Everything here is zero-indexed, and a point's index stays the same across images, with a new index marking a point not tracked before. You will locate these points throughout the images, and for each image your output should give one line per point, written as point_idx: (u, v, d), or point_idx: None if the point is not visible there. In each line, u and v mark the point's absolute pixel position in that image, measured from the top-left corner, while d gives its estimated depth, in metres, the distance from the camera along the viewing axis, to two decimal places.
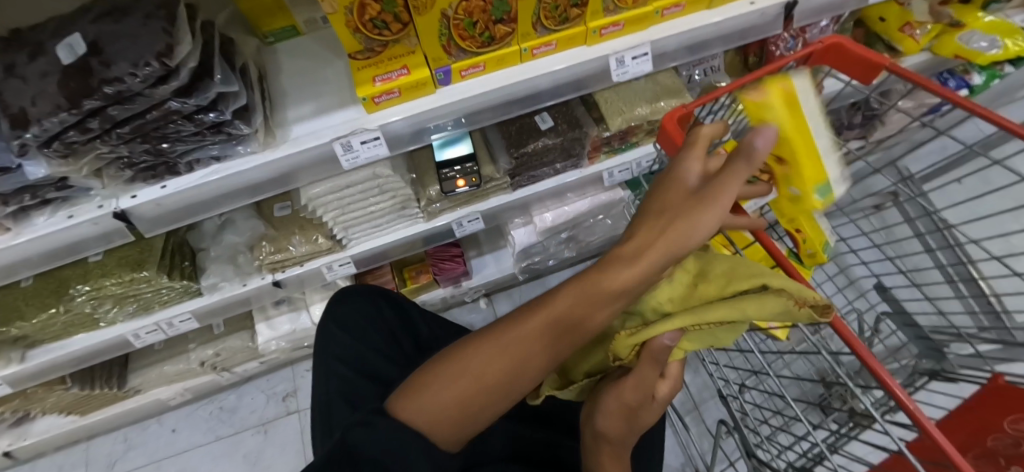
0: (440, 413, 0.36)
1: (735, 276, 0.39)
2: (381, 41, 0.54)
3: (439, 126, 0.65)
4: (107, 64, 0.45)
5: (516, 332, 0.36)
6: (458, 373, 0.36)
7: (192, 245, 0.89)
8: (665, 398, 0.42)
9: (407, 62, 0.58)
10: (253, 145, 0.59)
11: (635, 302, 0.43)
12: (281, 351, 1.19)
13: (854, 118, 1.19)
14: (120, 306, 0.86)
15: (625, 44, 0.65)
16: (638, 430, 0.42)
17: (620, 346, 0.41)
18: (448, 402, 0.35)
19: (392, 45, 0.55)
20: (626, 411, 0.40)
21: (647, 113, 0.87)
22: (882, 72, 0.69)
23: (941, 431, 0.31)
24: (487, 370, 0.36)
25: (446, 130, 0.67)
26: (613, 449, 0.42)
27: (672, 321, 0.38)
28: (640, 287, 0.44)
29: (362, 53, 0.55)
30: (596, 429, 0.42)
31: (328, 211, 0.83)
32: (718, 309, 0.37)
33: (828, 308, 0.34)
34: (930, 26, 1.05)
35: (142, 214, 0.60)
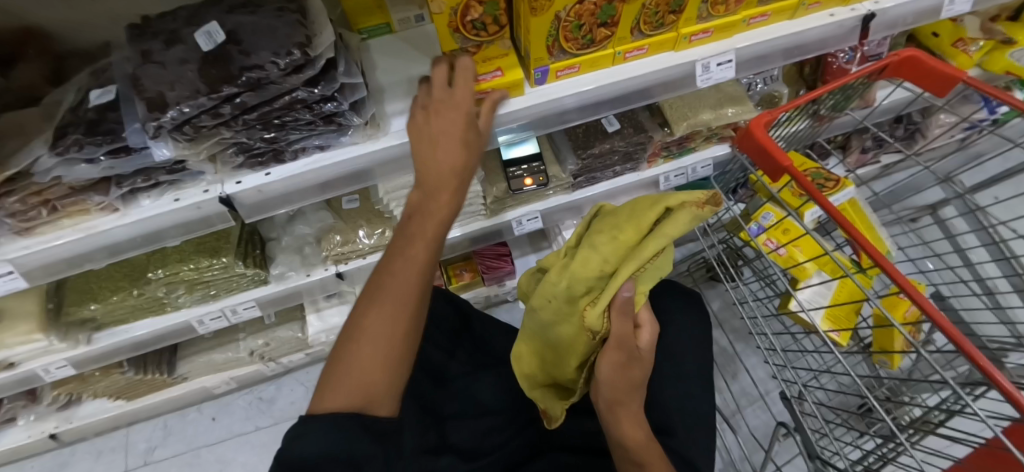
0: (376, 386, 0.40)
1: (640, 217, 0.56)
2: (477, 41, 0.57)
3: (506, 129, 0.67)
4: (249, 53, 0.48)
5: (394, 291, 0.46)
6: (374, 343, 0.42)
7: (262, 233, 0.93)
8: (645, 343, 0.56)
9: (500, 63, 0.61)
10: (357, 136, 0.61)
11: (579, 284, 0.55)
12: (328, 344, 1.20)
13: (898, 131, 1.21)
14: (191, 292, 0.88)
15: (712, 51, 0.67)
16: (634, 374, 0.52)
17: (592, 319, 0.53)
18: (366, 365, 0.40)
19: (486, 46, 0.59)
20: (622, 367, 0.51)
21: (711, 119, 0.88)
22: (958, 86, 0.71)
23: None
24: (385, 328, 0.43)
25: (512, 131, 0.68)
26: (627, 406, 0.51)
27: (621, 278, 0.52)
28: (575, 272, 0.55)
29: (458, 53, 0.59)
30: (608, 391, 0.51)
31: (399, 206, 0.84)
32: (649, 246, 0.53)
33: (711, 197, 0.55)
34: (983, 42, 1.07)
35: (244, 199, 0.62)
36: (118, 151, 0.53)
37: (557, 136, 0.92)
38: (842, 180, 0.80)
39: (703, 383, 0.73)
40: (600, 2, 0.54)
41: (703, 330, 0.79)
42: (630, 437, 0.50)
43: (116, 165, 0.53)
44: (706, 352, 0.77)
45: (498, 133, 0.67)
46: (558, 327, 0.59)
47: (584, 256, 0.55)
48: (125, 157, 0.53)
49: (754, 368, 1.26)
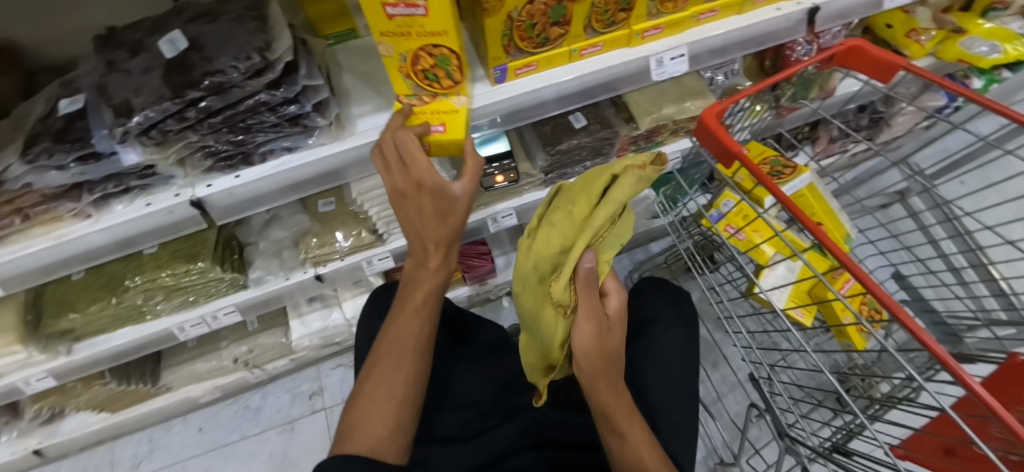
0: (381, 441, 0.51)
1: (591, 182, 0.57)
2: (428, 90, 0.61)
3: (476, 127, 0.70)
4: (211, 58, 0.50)
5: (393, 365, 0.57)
6: (381, 399, 0.54)
7: (240, 239, 0.94)
8: (614, 310, 0.55)
9: (445, 119, 0.62)
10: (323, 137, 0.63)
11: (539, 260, 0.54)
12: (312, 348, 1.21)
13: (862, 120, 1.25)
14: (169, 298, 0.89)
15: (664, 46, 0.70)
16: (609, 351, 0.52)
17: (558, 291, 0.51)
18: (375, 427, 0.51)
19: (438, 99, 0.62)
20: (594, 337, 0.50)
21: (674, 113, 0.92)
22: (901, 71, 0.74)
23: (985, 391, 0.42)
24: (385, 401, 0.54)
25: (481, 129, 0.72)
26: (605, 378, 0.52)
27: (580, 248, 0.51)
28: (535, 249, 0.54)
29: (411, 100, 0.63)
30: (587, 367, 0.51)
31: (374, 206, 0.86)
32: (603, 211, 0.53)
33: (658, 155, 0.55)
34: (934, 32, 1.12)
35: (215, 202, 0.64)
36: (87, 157, 0.54)
37: (526, 133, 0.94)
38: (799, 167, 0.83)
39: (671, 368, 0.75)
40: (549, 2, 0.57)
41: (673, 316, 0.81)
42: (626, 429, 0.54)
43: (85, 171, 0.55)
44: (675, 337, 0.78)
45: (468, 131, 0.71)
46: (540, 316, 0.56)
47: (544, 235, 0.55)
48: (94, 163, 0.55)
49: (733, 355, 1.29)
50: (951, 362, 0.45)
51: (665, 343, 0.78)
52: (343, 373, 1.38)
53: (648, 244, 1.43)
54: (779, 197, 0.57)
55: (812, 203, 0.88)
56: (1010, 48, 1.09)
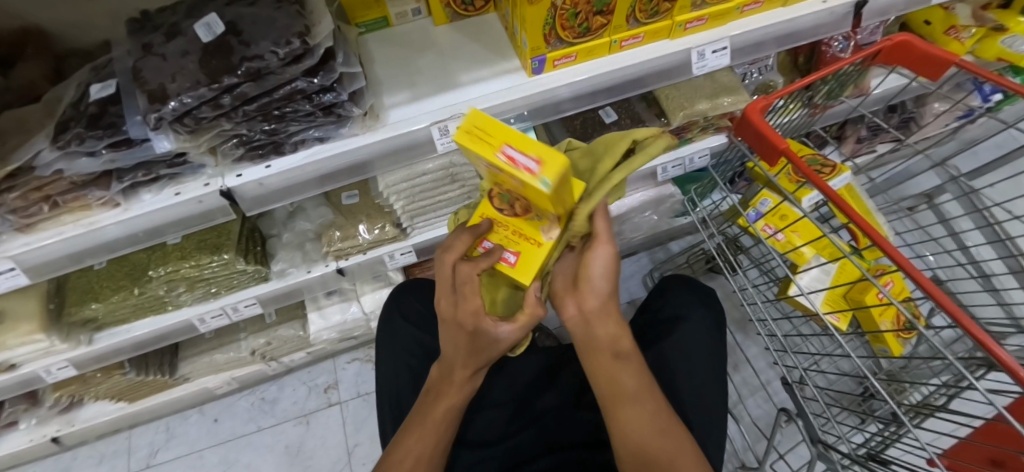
0: None
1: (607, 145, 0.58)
2: (511, 209, 0.54)
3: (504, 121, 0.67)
4: (249, 43, 0.48)
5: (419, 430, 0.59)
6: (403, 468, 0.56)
7: (263, 231, 0.93)
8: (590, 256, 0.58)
9: (519, 248, 0.54)
10: (355, 128, 0.61)
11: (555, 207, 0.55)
12: (330, 342, 1.20)
13: (892, 120, 1.23)
14: (191, 290, 0.88)
15: (707, 39, 0.68)
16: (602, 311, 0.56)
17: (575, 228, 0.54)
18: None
19: (522, 221, 0.55)
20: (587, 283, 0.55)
21: (707, 109, 0.89)
22: (950, 68, 0.72)
23: None
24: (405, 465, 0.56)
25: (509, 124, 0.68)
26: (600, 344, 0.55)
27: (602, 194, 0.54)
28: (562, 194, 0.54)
29: (501, 208, 0.55)
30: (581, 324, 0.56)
31: (400, 200, 0.85)
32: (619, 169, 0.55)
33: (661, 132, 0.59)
34: (975, 29, 1.08)
35: (245, 192, 0.62)
36: (119, 144, 0.53)
37: (554, 127, 0.92)
38: (838, 166, 0.81)
39: (704, 370, 0.73)
40: None
41: (705, 315, 0.78)
42: (635, 414, 0.52)
43: (117, 158, 0.54)
44: (708, 338, 0.76)
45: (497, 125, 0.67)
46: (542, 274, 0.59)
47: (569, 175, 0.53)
48: (126, 150, 0.53)
49: (754, 357, 1.26)
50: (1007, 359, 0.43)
51: (701, 345, 0.75)
52: (359, 368, 1.37)
53: (668, 244, 1.41)
54: (828, 192, 0.56)
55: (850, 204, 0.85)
56: None
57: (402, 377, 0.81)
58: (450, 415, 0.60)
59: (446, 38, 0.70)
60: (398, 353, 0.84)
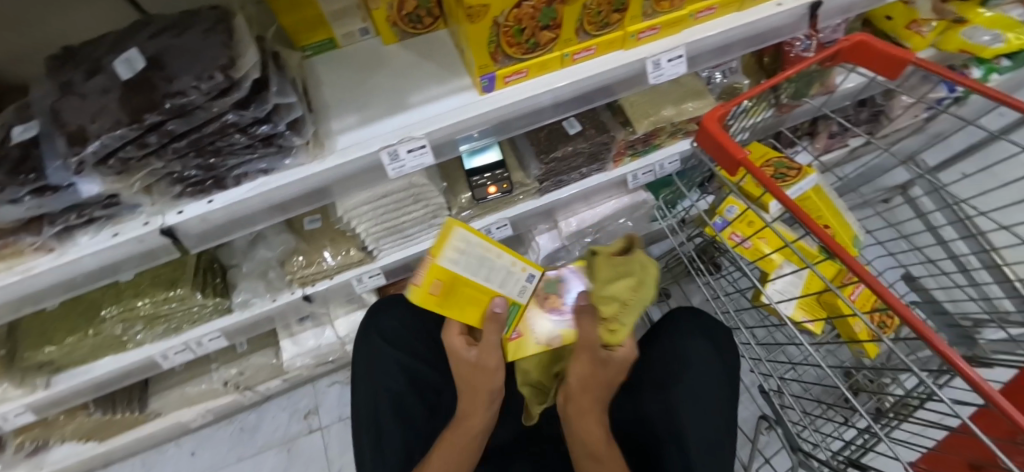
0: None
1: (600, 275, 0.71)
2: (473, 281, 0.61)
3: (467, 136, 0.65)
4: (170, 79, 0.46)
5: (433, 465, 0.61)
6: None
7: (223, 261, 0.89)
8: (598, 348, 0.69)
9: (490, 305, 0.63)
10: (301, 157, 0.59)
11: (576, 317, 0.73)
12: (306, 367, 1.17)
13: (863, 114, 1.22)
14: (150, 327, 0.85)
15: (661, 48, 0.66)
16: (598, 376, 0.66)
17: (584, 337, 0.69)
18: None
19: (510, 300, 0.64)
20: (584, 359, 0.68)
21: (672, 115, 0.88)
22: (909, 66, 0.71)
23: (1007, 401, 0.38)
24: None
25: (473, 138, 0.66)
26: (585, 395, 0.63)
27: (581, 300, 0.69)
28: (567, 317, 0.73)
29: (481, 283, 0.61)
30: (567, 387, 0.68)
31: (362, 223, 0.82)
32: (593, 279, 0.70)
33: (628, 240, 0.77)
34: (935, 23, 1.09)
35: (188, 229, 0.60)
36: (43, 189, 0.50)
37: (518, 141, 0.90)
38: (804, 169, 0.80)
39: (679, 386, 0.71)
40: (538, 5, 0.53)
41: (681, 327, 0.78)
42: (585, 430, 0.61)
43: (43, 203, 0.51)
44: (683, 352, 0.74)
45: (458, 143, 0.65)
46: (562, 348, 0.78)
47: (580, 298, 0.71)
48: (52, 194, 0.50)
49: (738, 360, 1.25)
50: (966, 368, 0.41)
51: (674, 359, 0.74)
52: (340, 390, 1.34)
53: (648, 248, 1.40)
54: (782, 196, 0.55)
55: (819, 205, 0.84)
56: (1013, 37, 1.07)
57: (380, 396, 0.77)
58: (462, 454, 0.62)
59: (396, 56, 0.68)
60: (377, 377, 0.79)
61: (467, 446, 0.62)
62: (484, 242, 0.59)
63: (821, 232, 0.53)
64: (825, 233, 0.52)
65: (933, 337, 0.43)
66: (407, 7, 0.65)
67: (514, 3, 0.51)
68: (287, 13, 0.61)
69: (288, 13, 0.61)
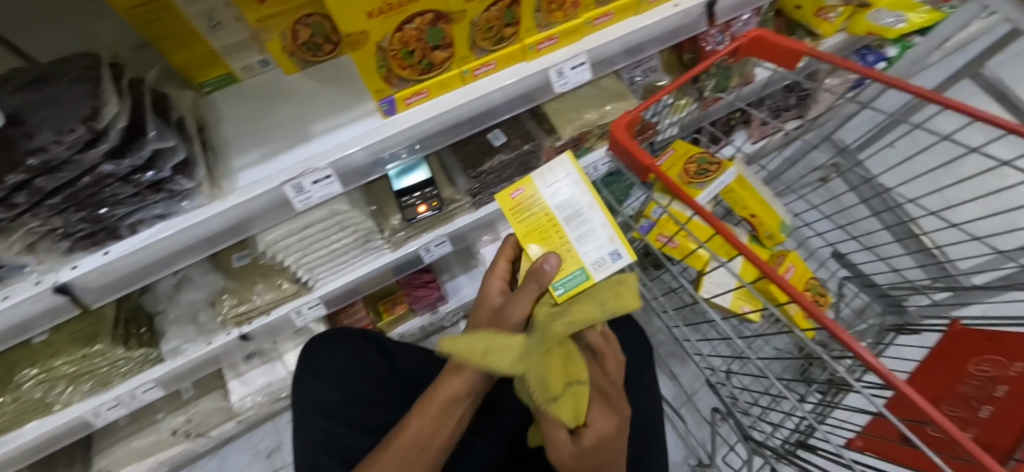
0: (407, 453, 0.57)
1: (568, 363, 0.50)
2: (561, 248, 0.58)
3: (394, 155, 0.66)
4: (29, 135, 0.44)
5: (422, 416, 0.57)
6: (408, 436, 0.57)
7: (148, 309, 0.85)
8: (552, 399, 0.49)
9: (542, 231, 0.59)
10: (199, 199, 0.57)
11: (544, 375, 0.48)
12: (260, 406, 1.13)
13: (790, 100, 1.29)
14: (74, 386, 0.80)
15: (562, 56, 0.67)
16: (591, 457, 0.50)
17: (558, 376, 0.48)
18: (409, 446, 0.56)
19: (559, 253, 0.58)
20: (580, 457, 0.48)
21: (595, 118, 0.90)
22: (805, 56, 0.73)
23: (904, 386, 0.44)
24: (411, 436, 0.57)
25: (401, 158, 0.67)
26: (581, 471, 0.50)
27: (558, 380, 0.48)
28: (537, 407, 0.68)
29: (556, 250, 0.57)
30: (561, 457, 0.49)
31: (289, 255, 0.80)
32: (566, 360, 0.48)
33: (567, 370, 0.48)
34: (842, 9, 1.15)
35: (86, 284, 0.57)
36: None
37: (448, 161, 0.90)
38: (723, 163, 0.83)
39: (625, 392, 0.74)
40: (422, 26, 0.53)
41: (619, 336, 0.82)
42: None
43: None
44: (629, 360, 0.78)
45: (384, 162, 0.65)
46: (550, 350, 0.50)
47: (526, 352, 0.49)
48: None
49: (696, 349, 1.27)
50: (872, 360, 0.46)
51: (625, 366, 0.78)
52: None
53: None
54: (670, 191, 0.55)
55: (743, 196, 0.86)
56: (913, 16, 1.15)
57: (315, 437, 0.75)
58: (437, 426, 0.56)
59: (299, 87, 0.68)
60: (307, 413, 0.78)
61: (438, 421, 0.56)
62: (580, 179, 0.60)
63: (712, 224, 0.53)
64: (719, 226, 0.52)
65: (849, 339, 0.47)
66: (303, 36, 0.63)
67: (394, 26, 0.51)
68: (176, 51, 0.59)
69: (176, 51, 0.59)
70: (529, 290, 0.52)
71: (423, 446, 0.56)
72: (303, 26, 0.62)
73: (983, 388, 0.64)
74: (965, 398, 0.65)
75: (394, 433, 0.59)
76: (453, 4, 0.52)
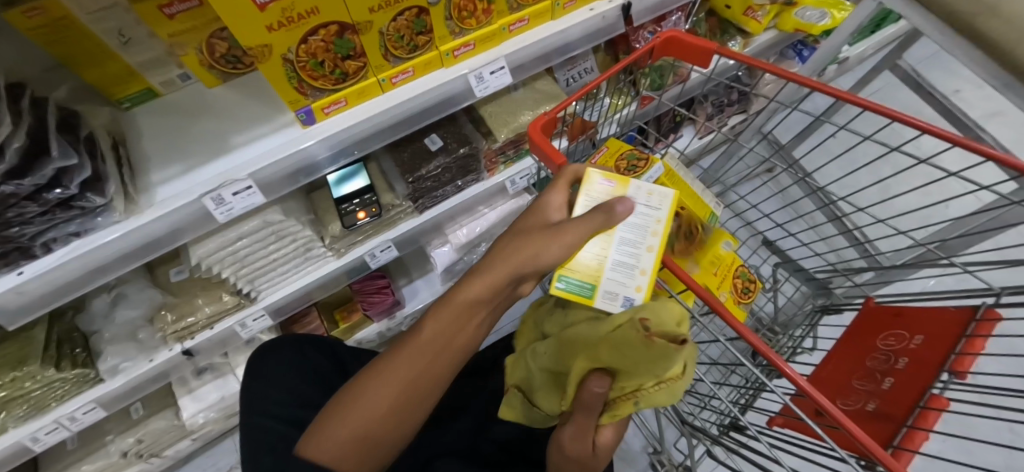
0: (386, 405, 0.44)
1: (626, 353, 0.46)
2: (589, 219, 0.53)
3: (331, 161, 0.68)
4: None
5: (423, 337, 0.46)
6: (392, 376, 0.45)
7: (84, 329, 0.83)
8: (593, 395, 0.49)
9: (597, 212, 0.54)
10: (115, 215, 0.57)
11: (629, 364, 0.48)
12: (214, 423, 1.12)
13: (732, 95, 1.35)
14: (7, 411, 0.78)
15: (480, 62, 0.69)
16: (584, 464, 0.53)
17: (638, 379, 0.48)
18: (387, 398, 0.44)
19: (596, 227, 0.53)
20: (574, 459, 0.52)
21: (530, 120, 0.92)
22: (715, 55, 0.77)
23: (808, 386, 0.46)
24: (399, 375, 0.45)
25: (340, 163, 0.69)
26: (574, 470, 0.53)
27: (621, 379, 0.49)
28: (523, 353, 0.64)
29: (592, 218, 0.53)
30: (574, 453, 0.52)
31: (226, 268, 0.80)
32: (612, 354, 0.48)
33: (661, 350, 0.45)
34: (769, 7, 1.21)
35: (1, 306, 0.57)
36: None
37: (386, 166, 0.91)
38: (651, 157, 0.86)
39: None
40: (328, 37, 0.55)
41: None
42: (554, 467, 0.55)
43: None
44: None
45: (320, 165, 0.67)
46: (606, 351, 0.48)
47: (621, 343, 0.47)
48: None
49: None
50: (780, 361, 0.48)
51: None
52: None
53: None
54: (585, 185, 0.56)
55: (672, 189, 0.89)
56: (837, 14, 1.20)
57: (259, 439, 0.71)
58: (436, 361, 0.46)
59: (219, 101, 0.68)
60: (254, 414, 0.76)
61: (433, 352, 0.46)
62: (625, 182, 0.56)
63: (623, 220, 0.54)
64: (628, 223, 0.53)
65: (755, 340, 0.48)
66: (219, 49, 0.65)
67: (298, 38, 0.53)
68: (87, 68, 0.60)
69: (87, 68, 0.60)
70: (591, 224, 0.48)
71: (421, 375, 0.45)
72: (219, 40, 0.64)
73: (887, 361, 0.68)
74: (871, 371, 0.69)
75: (408, 333, 0.49)
76: (356, 15, 0.54)
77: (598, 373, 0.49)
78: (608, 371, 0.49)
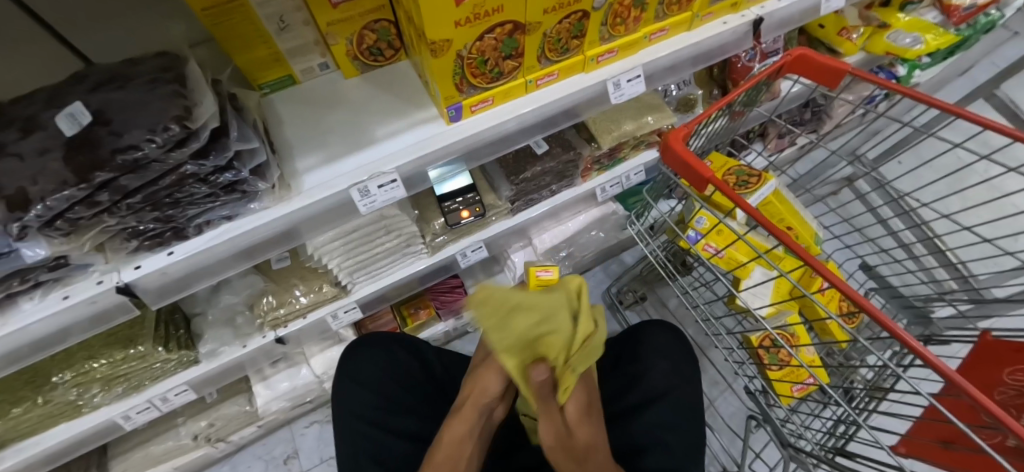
0: None
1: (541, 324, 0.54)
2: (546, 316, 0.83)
3: (443, 162, 0.64)
4: (119, 133, 0.43)
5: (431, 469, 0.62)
6: None
7: (184, 310, 0.83)
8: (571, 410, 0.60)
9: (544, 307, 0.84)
10: (266, 200, 0.57)
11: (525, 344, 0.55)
12: (282, 411, 1.11)
13: (805, 114, 1.30)
14: (108, 389, 0.78)
15: (619, 69, 0.69)
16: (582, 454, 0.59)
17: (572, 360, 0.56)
18: None
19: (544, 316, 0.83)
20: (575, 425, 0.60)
21: (633, 129, 0.91)
22: (846, 75, 0.76)
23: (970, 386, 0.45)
24: None
25: (449, 163, 0.65)
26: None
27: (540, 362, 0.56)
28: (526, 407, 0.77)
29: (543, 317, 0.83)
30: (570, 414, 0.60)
31: (334, 258, 0.80)
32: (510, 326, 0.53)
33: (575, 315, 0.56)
34: (863, 29, 1.20)
35: (146, 285, 0.56)
36: None
37: (489, 167, 0.90)
38: (763, 175, 0.84)
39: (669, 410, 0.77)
40: (500, 36, 0.54)
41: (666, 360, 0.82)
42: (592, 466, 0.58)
43: None
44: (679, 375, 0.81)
45: (432, 168, 0.63)
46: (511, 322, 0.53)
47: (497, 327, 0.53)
48: None
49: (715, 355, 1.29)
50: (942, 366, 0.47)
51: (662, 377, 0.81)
52: (319, 431, 1.28)
53: (622, 255, 1.43)
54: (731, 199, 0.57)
55: (780, 209, 0.88)
56: (930, 38, 1.18)
57: (361, 444, 0.75)
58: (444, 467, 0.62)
59: (356, 92, 0.68)
60: (349, 417, 0.78)
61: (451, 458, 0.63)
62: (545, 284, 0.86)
63: (782, 235, 0.54)
64: (787, 236, 0.53)
65: (914, 343, 0.48)
66: (367, 41, 0.64)
67: (476, 35, 0.52)
68: (240, 52, 0.59)
69: (241, 53, 0.59)
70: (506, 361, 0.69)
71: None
72: (369, 32, 0.63)
73: (1020, 396, 0.66)
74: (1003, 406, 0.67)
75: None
76: (531, 16, 0.53)
77: (537, 364, 0.56)
78: (545, 359, 0.57)
